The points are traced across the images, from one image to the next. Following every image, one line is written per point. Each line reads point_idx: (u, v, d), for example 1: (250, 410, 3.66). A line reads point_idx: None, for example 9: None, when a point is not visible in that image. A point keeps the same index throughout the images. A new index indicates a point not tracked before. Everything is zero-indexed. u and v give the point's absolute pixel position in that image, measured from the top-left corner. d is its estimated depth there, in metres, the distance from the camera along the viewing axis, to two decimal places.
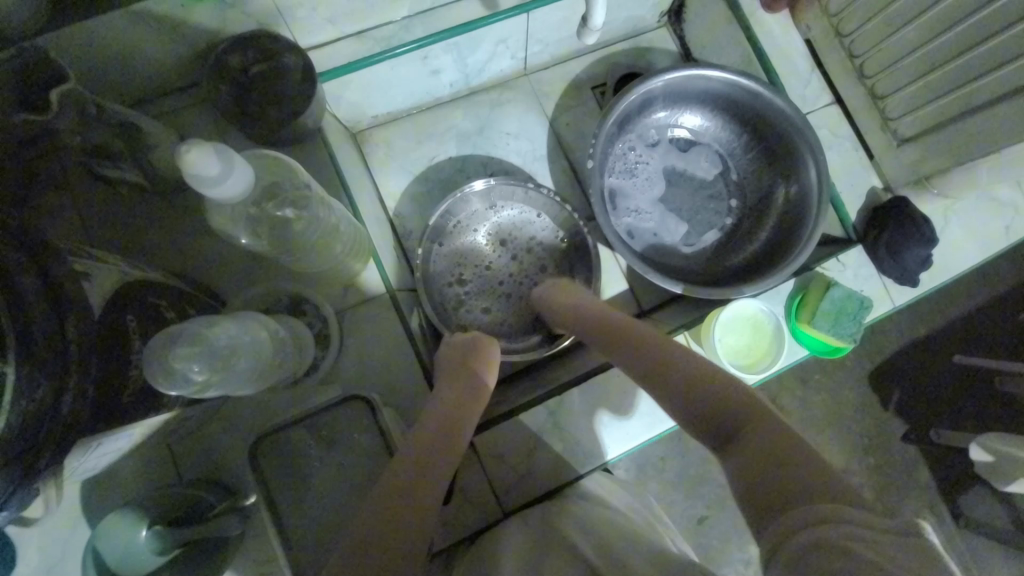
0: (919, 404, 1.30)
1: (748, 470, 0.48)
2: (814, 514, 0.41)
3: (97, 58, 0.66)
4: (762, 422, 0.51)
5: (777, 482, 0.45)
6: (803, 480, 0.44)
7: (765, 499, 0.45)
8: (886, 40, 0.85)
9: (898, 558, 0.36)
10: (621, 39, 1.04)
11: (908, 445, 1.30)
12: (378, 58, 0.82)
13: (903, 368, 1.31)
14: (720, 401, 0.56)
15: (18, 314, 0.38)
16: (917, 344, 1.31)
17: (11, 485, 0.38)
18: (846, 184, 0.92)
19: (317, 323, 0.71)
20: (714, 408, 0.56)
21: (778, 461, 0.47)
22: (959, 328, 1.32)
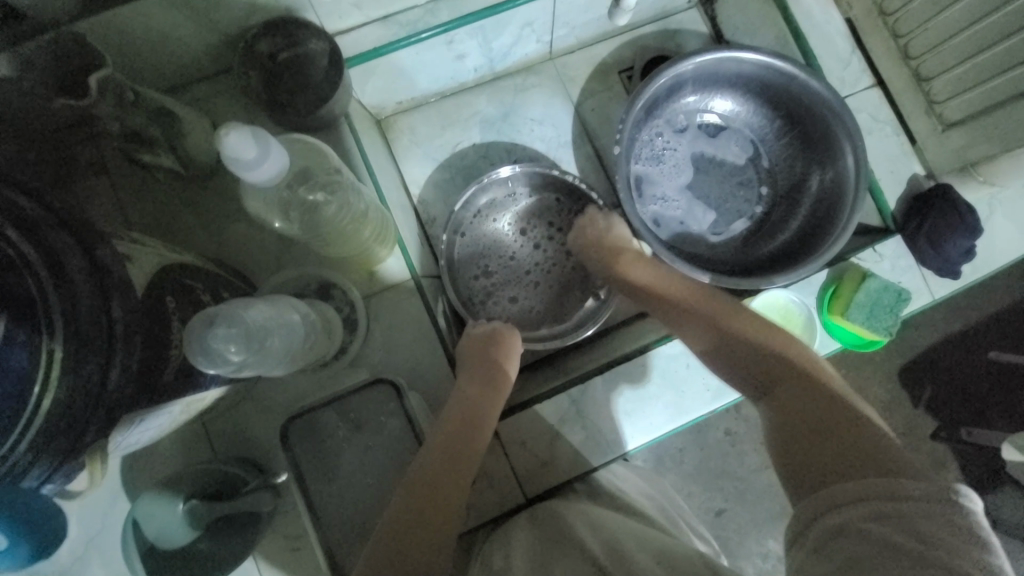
0: (949, 401, 1.26)
1: (790, 441, 0.51)
2: (846, 493, 0.42)
3: (131, 46, 0.67)
4: (807, 378, 0.56)
5: (811, 456, 0.48)
6: (841, 459, 0.46)
7: (805, 483, 0.46)
8: (931, 19, 0.80)
9: (928, 533, 0.38)
10: (649, 21, 1.01)
11: (937, 442, 1.26)
12: (402, 43, 0.82)
13: (933, 364, 1.27)
14: (766, 353, 0.60)
15: (62, 292, 0.39)
16: (950, 339, 1.27)
17: (59, 456, 0.40)
18: (886, 171, 0.88)
19: (345, 308, 0.72)
20: (760, 362, 0.60)
21: (817, 426, 0.50)
22: (996, 323, 1.26)
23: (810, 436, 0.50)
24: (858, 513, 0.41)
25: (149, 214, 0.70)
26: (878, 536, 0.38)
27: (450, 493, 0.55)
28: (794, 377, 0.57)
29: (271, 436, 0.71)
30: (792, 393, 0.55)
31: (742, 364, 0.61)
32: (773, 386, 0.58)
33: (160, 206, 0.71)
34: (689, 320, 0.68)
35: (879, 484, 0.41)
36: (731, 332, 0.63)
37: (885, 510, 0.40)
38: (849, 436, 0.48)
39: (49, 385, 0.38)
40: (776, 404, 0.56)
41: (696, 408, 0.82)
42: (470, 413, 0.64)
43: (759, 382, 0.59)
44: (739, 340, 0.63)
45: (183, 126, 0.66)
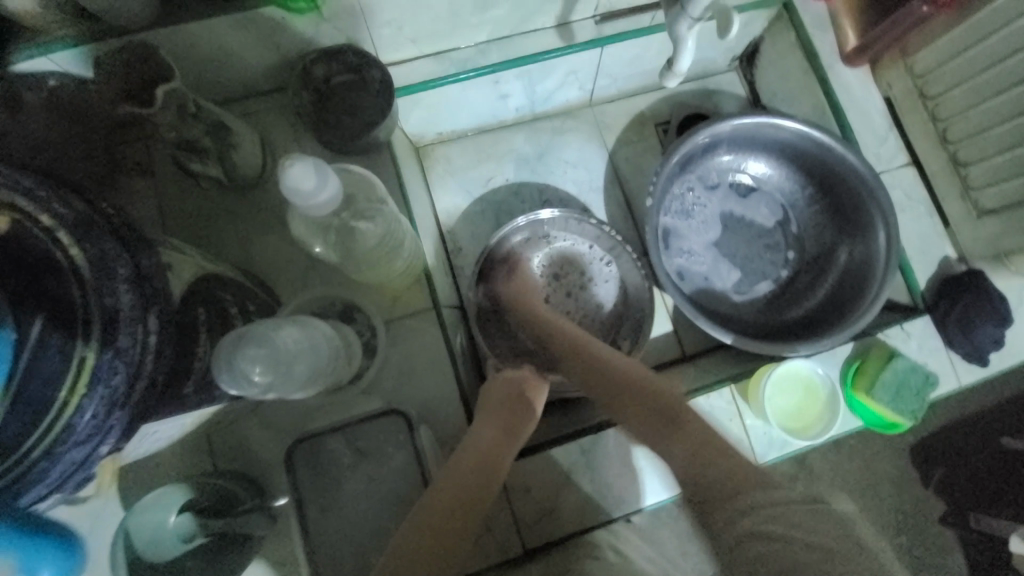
0: (962, 487, 1.22)
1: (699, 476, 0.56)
2: (765, 514, 0.49)
3: (195, 59, 0.70)
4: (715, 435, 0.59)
5: (740, 490, 0.52)
6: (741, 485, 0.52)
7: (709, 492, 0.54)
8: (973, 108, 0.81)
9: (798, 524, 0.47)
10: (689, 80, 1.05)
11: (945, 528, 1.21)
12: (450, 78, 0.84)
13: (948, 446, 1.23)
14: (661, 409, 0.63)
15: (105, 300, 0.40)
16: (967, 422, 1.23)
17: (74, 467, 0.39)
18: (917, 250, 0.88)
19: (365, 333, 0.71)
20: (660, 421, 0.62)
21: (732, 475, 0.54)
22: (1014, 411, 1.23)
23: (714, 476, 0.54)
24: (763, 524, 0.48)
25: (185, 217, 0.71)
26: (780, 539, 0.46)
27: (454, 534, 0.55)
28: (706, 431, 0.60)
29: (273, 454, 0.69)
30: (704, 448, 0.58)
31: (685, 442, 0.59)
32: (713, 461, 0.56)
33: (197, 211, 0.72)
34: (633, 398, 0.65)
35: (791, 505, 0.48)
36: (625, 393, 0.65)
37: (789, 519, 0.47)
38: (751, 478, 0.53)
39: (77, 391, 0.38)
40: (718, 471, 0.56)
41: None
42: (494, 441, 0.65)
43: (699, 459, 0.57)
44: (631, 400, 0.64)
45: (235, 139, 0.68)
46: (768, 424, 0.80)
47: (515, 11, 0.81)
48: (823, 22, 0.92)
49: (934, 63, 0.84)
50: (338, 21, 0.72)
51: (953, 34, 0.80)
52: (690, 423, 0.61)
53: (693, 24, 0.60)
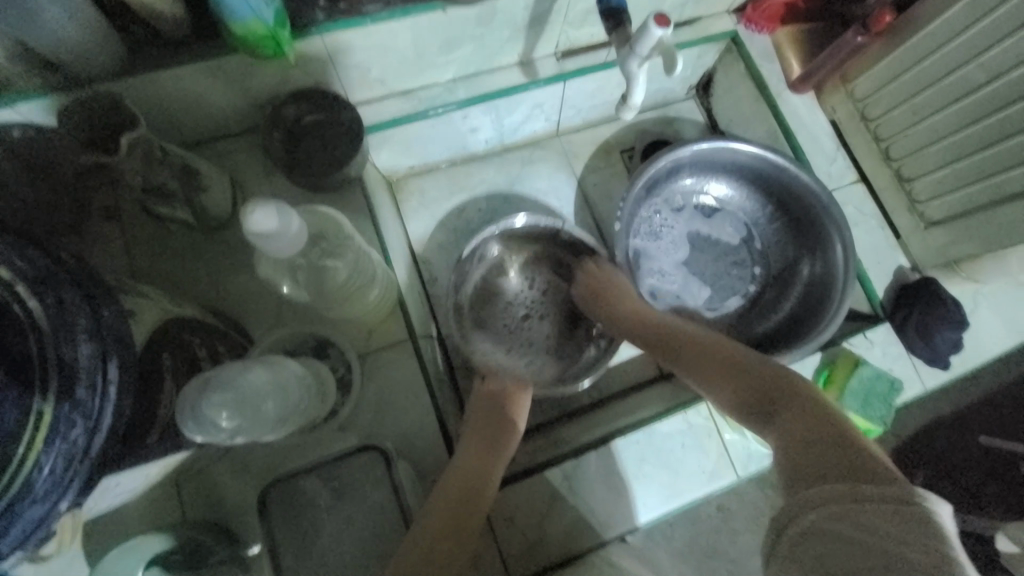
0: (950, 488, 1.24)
1: (783, 446, 0.52)
2: (822, 494, 0.45)
3: (165, 106, 0.71)
4: (809, 404, 0.53)
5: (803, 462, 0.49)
6: (829, 464, 0.47)
7: (787, 471, 0.50)
8: (911, 127, 0.87)
9: (878, 526, 0.41)
10: (650, 109, 1.11)
11: None
12: (419, 115, 0.87)
13: (932, 449, 1.26)
14: (750, 369, 0.61)
15: (61, 352, 0.39)
16: (947, 421, 1.27)
17: (31, 527, 0.37)
18: (873, 261, 0.92)
19: (340, 367, 0.71)
20: (759, 387, 0.59)
21: (830, 451, 0.48)
22: (989, 410, 1.27)
23: (798, 463, 0.49)
24: (841, 516, 0.44)
25: (154, 262, 0.72)
26: (840, 534, 0.43)
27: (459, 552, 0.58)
28: (793, 400, 0.55)
29: (247, 499, 0.67)
30: (789, 420, 0.53)
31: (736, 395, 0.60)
32: (773, 412, 0.56)
33: (166, 254, 0.72)
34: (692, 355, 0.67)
35: (837, 487, 0.45)
36: (720, 358, 0.64)
37: (843, 507, 0.44)
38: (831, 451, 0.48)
39: (35, 447, 0.37)
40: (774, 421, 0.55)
41: (691, 490, 0.79)
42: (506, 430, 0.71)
43: (760, 407, 0.57)
44: (711, 361, 0.65)
45: (205, 181, 0.68)
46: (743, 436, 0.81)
47: (480, 50, 0.85)
48: (769, 52, 0.99)
49: (873, 87, 0.90)
50: (308, 66, 0.74)
51: (888, 60, 0.86)
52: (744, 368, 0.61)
53: (642, 61, 0.65)
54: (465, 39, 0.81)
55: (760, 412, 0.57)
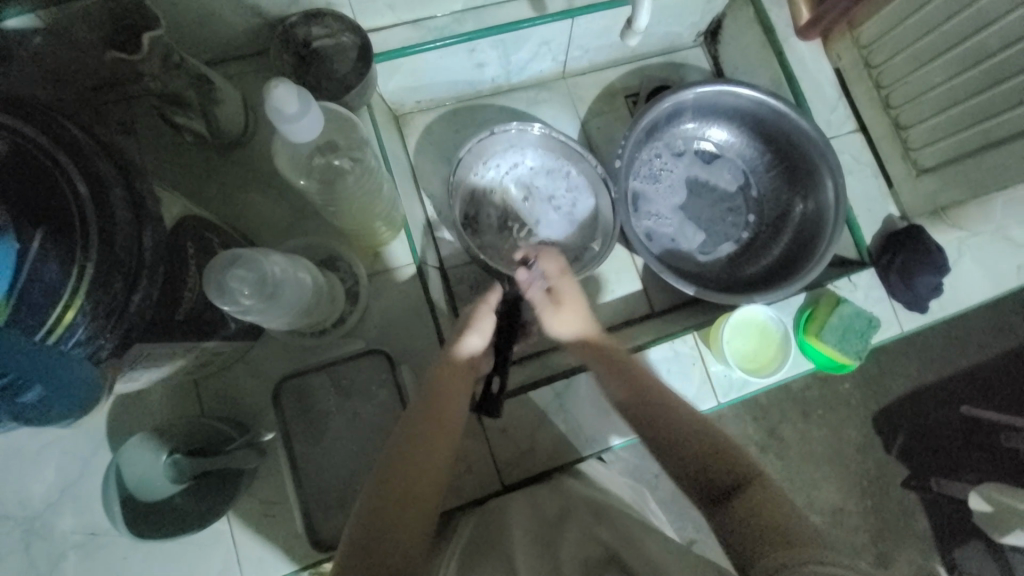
0: (919, 454, 1.45)
1: (732, 533, 0.51)
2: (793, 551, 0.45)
3: (180, 17, 0.72)
4: (761, 495, 0.54)
5: (764, 531, 0.49)
6: (781, 540, 0.47)
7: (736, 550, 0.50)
8: (912, 73, 0.88)
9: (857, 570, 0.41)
10: (656, 54, 1.12)
11: (909, 491, 1.44)
12: (428, 45, 0.88)
13: (902, 416, 1.46)
14: (704, 446, 0.59)
15: (103, 212, 0.45)
16: (915, 393, 1.47)
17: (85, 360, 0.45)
18: (864, 207, 0.95)
19: (348, 279, 0.74)
20: (709, 472, 0.57)
21: (788, 529, 0.48)
22: (957, 384, 1.48)
23: (759, 535, 0.49)
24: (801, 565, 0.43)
25: (166, 172, 0.73)
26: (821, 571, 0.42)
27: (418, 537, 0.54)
28: (744, 481, 0.56)
29: (261, 398, 0.72)
30: (742, 500, 0.53)
31: (690, 463, 0.59)
32: (728, 492, 0.55)
33: (180, 166, 0.74)
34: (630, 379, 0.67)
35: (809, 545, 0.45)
36: (676, 433, 0.60)
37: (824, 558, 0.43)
38: (790, 529, 0.48)
39: (80, 294, 0.43)
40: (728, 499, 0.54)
41: None
42: (449, 410, 0.64)
43: (711, 488, 0.57)
44: (665, 436, 0.61)
45: (220, 95, 0.70)
46: (727, 366, 0.85)
47: None
48: None
49: (879, 32, 0.91)
50: None
51: (895, 4, 0.87)
52: (704, 433, 0.60)
53: None
54: None
55: (710, 491, 0.56)
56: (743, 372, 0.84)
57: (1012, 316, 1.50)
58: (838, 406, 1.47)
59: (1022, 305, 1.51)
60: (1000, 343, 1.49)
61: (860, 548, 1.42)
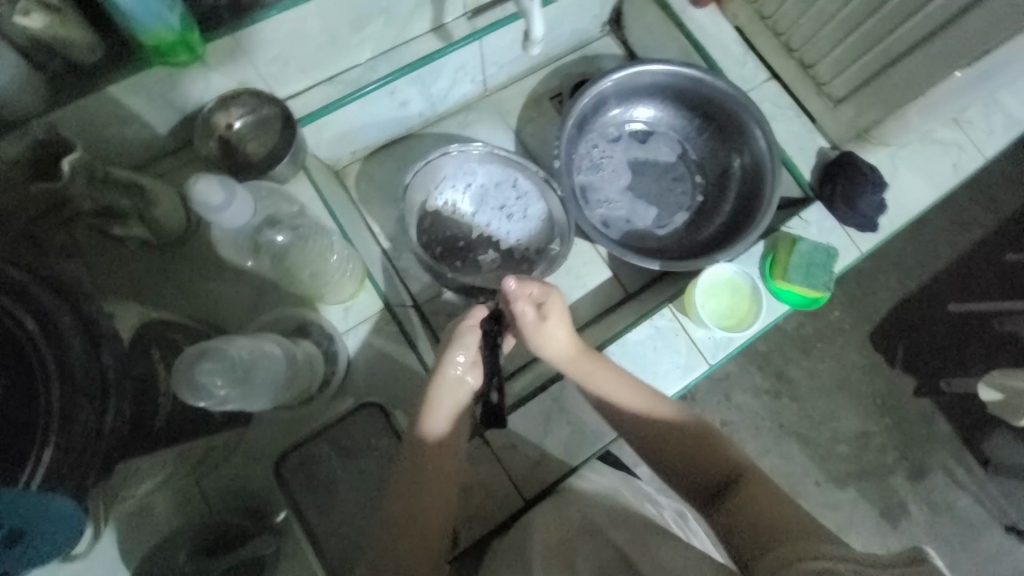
0: (924, 359, 1.49)
1: (740, 531, 0.58)
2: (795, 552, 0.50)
3: (100, 133, 0.73)
4: (761, 494, 0.60)
5: (770, 536, 0.54)
6: (784, 538, 0.53)
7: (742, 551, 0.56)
8: (802, 15, 0.92)
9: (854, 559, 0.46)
10: (569, 52, 1.16)
11: (923, 398, 1.48)
12: (348, 98, 0.90)
13: (898, 329, 1.50)
14: (709, 450, 0.66)
15: (58, 342, 0.47)
16: (901, 304, 1.51)
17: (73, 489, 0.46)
18: (795, 147, 0.99)
19: (324, 342, 0.74)
20: (706, 480, 0.65)
21: (789, 528, 0.54)
22: (938, 284, 1.52)
23: (768, 537, 0.55)
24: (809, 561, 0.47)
25: (121, 281, 0.74)
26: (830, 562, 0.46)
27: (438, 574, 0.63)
28: (742, 482, 0.62)
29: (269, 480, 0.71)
30: (742, 500, 0.60)
31: (699, 474, 0.65)
32: (729, 493, 0.62)
33: (131, 272, 0.74)
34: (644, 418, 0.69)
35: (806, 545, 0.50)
36: (680, 433, 0.67)
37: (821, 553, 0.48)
38: (796, 529, 0.54)
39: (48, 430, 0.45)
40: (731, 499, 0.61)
41: (672, 386, 0.86)
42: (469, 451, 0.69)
43: (716, 494, 0.64)
44: (674, 444, 0.66)
45: (152, 194, 0.70)
46: (709, 329, 0.87)
47: (391, 23, 0.88)
48: None
49: None
50: (228, 67, 0.76)
51: None
52: (709, 443, 0.66)
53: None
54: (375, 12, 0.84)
55: (713, 496, 0.64)
56: (722, 329, 0.86)
57: (968, 207, 1.57)
58: (833, 336, 1.50)
59: (973, 194, 1.58)
60: (962, 234, 1.55)
61: (893, 466, 1.45)
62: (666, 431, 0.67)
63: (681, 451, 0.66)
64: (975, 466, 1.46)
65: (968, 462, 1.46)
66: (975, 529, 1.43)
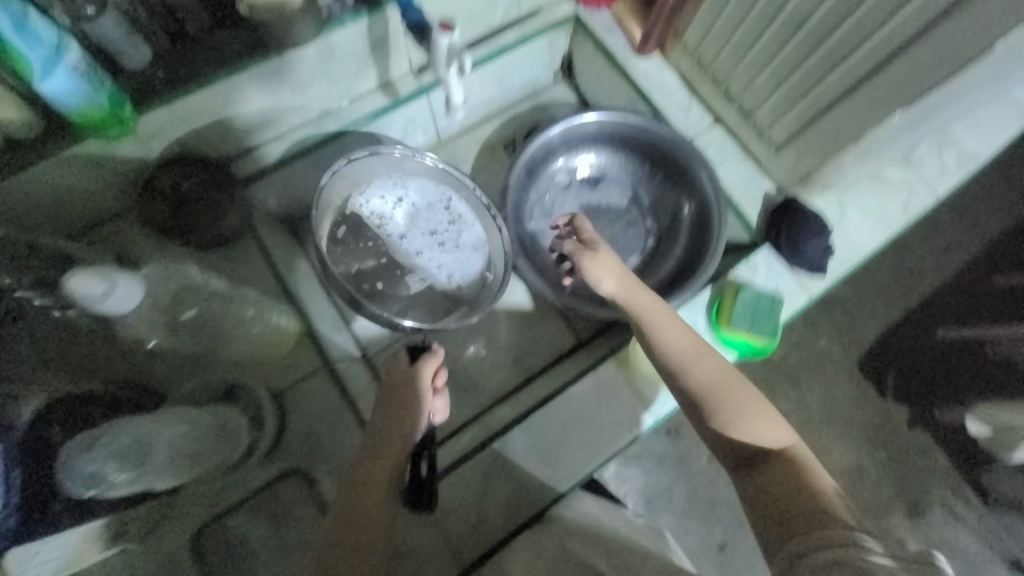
0: (912, 388, 1.45)
1: (764, 493, 0.63)
2: (830, 539, 0.54)
3: (42, 203, 0.76)
4: (787, 465, 0.65)
5: (791, 510, 0.60)
6: (808, 516, 0.58)
7: (765, 515, 0.62)
8: (736, 65, 0.93)
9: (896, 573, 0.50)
10: (524, 100, 1.19)
11: (915, 428, 1.43)
12: (294, 157, 0.92)
13: (885, 355, 1.46)
14: (755, 415, 0.71)
15: None
16: (886, 333, 1.47)
17: None
18: (741, 192, 0.99)
19: (251, 407, 0.75)
20: (745, 443, 0.69)
21: (816, 512, 0.58)
22: (924, 309, 1.48)
23: (789, 510, 0.60)
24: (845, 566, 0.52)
25: None
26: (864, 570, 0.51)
27: None
28: (771, 456, 0.67)
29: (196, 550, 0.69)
30: (770, 468, 0.65)
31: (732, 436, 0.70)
32: (756, 460, 0.67)
33: None
34: (695, 362, 0.75)
35: (837, 535, 0.55)
36: (725, 394, 0.72)
37: (844, 556, 0.52)
38: (820, 510, 0.58)
39: None
40: (754, 467, 0.67)
41: (617, 440, 0.84)
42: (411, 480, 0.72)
43: (742, 457, 0.69)
44: (721, 399, 0.72)
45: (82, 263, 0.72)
46: (651, 382, 0.86)
47: (332, 86, 0.90)
48: (611, 25, 1.06)
49: (699, 38, 0.96)
50: (168, 134, 0.79)
51: (703, 10, 0.92)
52: (755, 409, 0.71)
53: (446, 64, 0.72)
54: (315, 77, 0.86)
55: (740, 459, 0.69)
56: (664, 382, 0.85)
57: (951, 229, 1.53)
58: (821, 367, 1.47)
59: (955, 215, 1.54)
60: (946, 257, 1.52)
61: (890, 503, 1.39)
62: (719, 391, 0.72)
63: (722, 408, 0.71)
64: (976, 500, 1.39)
65: (966, 495, 1.39)
66: (981, 568, 1.36)
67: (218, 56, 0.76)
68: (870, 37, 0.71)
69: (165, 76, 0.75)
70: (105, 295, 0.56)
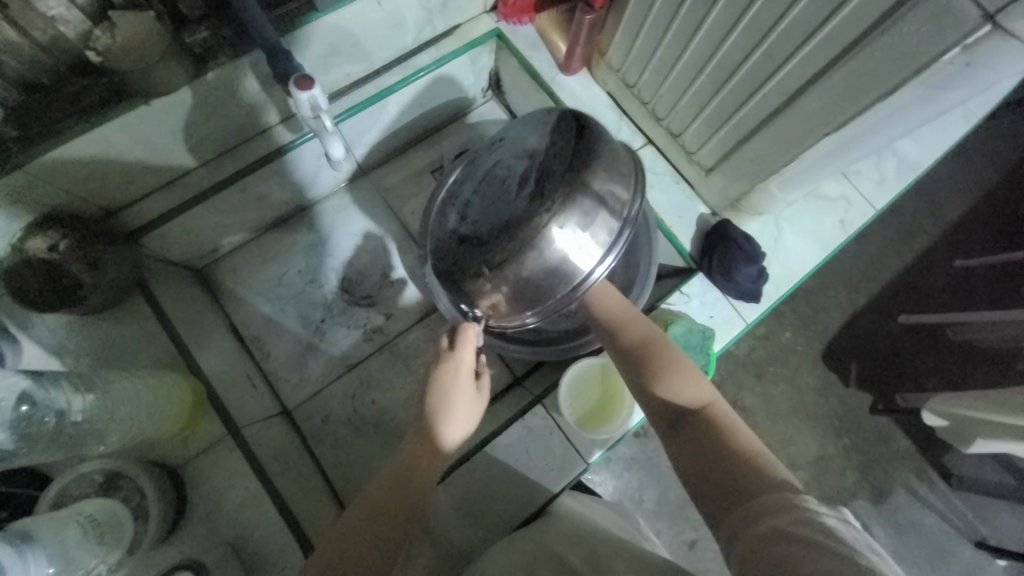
0: (875, 378, 1.43)
1: (693, 458, 0.54)
2: (761, 505, 0.44)
3: None
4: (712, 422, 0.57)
5: (718, 476, 0.50)
6: (740, 481, 0.48)
7: (697, 488, 0.52)
8: (660, 87, 0.89)
9: (834, 531, 0.39)
10: (451, 122, 1.13)
11: (880, 417, 1.41)
12: (192, 202, 0.85)
13: (846, 349, 1.44)
14: (684, 376, 0.63)
15: None
16: (846, 327, 1.45)
17: None
18: (673, 217, 0.96)
19: (134, 496, 0.67)
20: (675, 404, 0.61)
21: (745, 472, 0.49)
22: (885, 299, 1.46)
23: (722, 478, 0.50)
24: (778, 537, 0.41)
25: None
26: (802, 535, 0.39)
27: None
28: (700, 414, 0.58)
29: None
30: (697, 425, 0.57)
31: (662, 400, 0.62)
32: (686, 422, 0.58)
33: None
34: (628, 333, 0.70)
35: (773, 498, 0.44)
36: (652, 361, 0.66)
37: (779, 526, 0.41)
38: (754, 471, 0.49)
39: None
40: (682, 429, 0.58)
41: (547, 491, 0.80)
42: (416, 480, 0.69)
43: (673, 420, 0.60)
44: (654, 365, 0.65)
45: None
46: (580, 430, 0.83)
47: (228, 123, 0.82)
48: (533, 41, 1.01)
49: (622, 56, 0.92)
50: (31, 195, 0.71)
51: (621, 28, 0.88)
52: (688, 373, 0.63)
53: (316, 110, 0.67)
54: (201, 117, 0.78)
55: (671, 422, 0.60)
56: (591, 431, 0.82)
57: (910, 216, 1.50)
58: (787, 359, 1.44)
59: (915, 201, 1.51)
60: (907, 244, 1.48)
61: (854, 489, 1.37)
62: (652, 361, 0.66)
63: (657, 373, 0.64)
64: (938, 482, 1.39)
65: (932, 481, 1.38)
66: (944, 549, 1.35)
67: (77, 107, 0.68)
68: (782, 64, 0.67)
69: (18, 134, 0.67)
70: (25, 566, 0.49)
